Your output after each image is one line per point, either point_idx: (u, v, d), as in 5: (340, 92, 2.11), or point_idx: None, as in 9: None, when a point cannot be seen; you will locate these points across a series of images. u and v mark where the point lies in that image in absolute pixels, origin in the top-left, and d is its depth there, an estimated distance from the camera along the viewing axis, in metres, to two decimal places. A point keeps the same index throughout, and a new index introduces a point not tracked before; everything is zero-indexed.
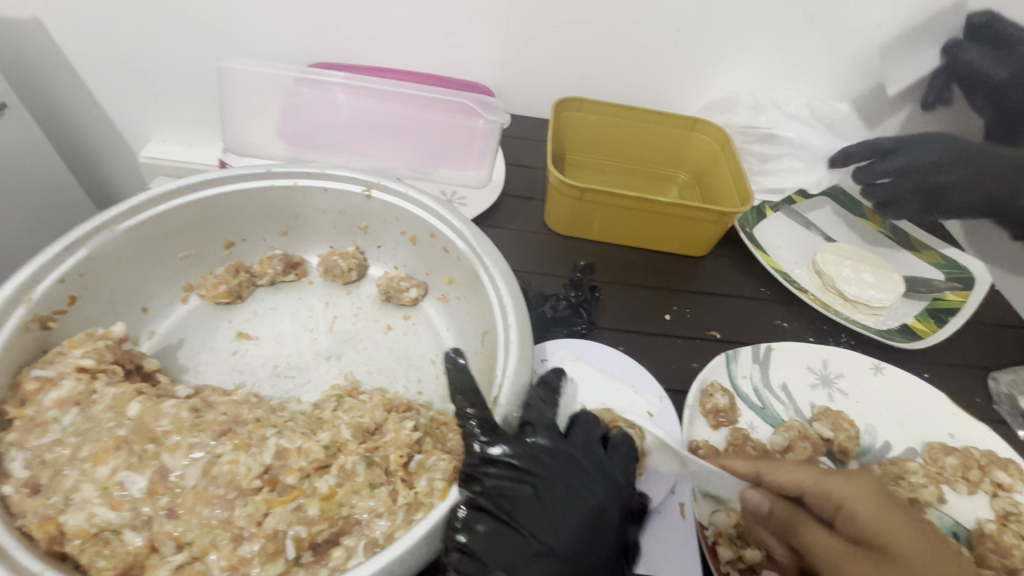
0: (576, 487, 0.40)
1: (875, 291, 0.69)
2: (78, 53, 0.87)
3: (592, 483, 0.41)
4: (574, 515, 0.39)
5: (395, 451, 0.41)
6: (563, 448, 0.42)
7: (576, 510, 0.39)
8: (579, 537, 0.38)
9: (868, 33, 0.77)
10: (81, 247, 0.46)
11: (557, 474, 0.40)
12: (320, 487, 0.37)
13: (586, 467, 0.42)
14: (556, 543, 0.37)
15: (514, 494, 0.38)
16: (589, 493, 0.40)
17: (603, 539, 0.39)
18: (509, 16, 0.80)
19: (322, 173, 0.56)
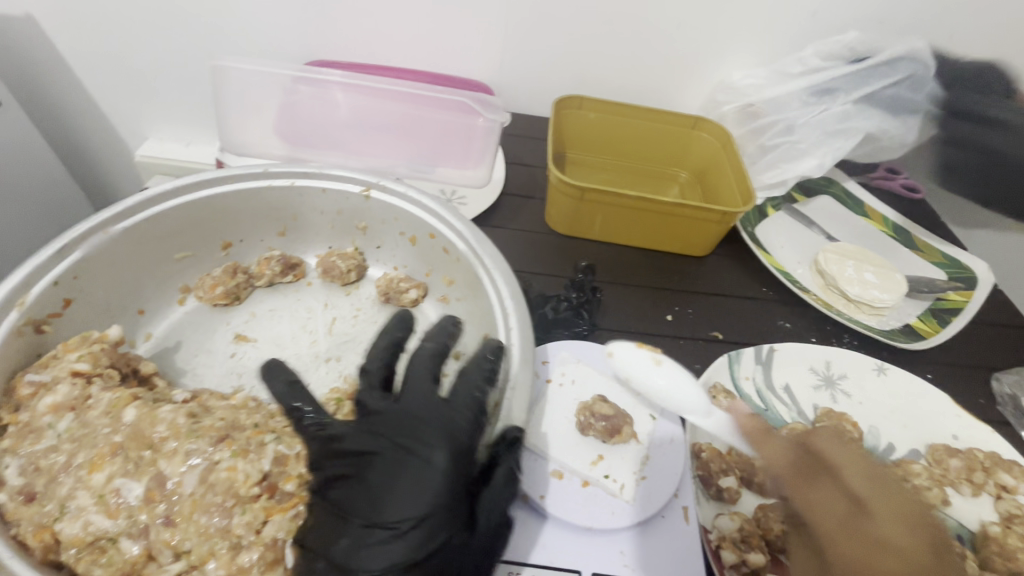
0: (396, 449, 0.36)
1: (879, 291, 0.68)
2: (73, 50, 0.86)
3: (418, 438, 0.37)
4: (396, 480, 0.35)
5: None
6: (388, 413, 0.39)
7: (400, 474, 0.35)
8: (404, 506, 0.34)
9: (870, 31, 0.77)
10: (76, 248, 0.46)
11: (385, 442, 0.37)
12: None
13: (410, 425, 0.38)
14: (378, 517, 0.34)
15: (344, 473, 0.36)
16: (413, 451, 0.36)
17: (432, 494, 0.35)
18: (510, 13, 0.79)
19: (320, 172, 0.55)
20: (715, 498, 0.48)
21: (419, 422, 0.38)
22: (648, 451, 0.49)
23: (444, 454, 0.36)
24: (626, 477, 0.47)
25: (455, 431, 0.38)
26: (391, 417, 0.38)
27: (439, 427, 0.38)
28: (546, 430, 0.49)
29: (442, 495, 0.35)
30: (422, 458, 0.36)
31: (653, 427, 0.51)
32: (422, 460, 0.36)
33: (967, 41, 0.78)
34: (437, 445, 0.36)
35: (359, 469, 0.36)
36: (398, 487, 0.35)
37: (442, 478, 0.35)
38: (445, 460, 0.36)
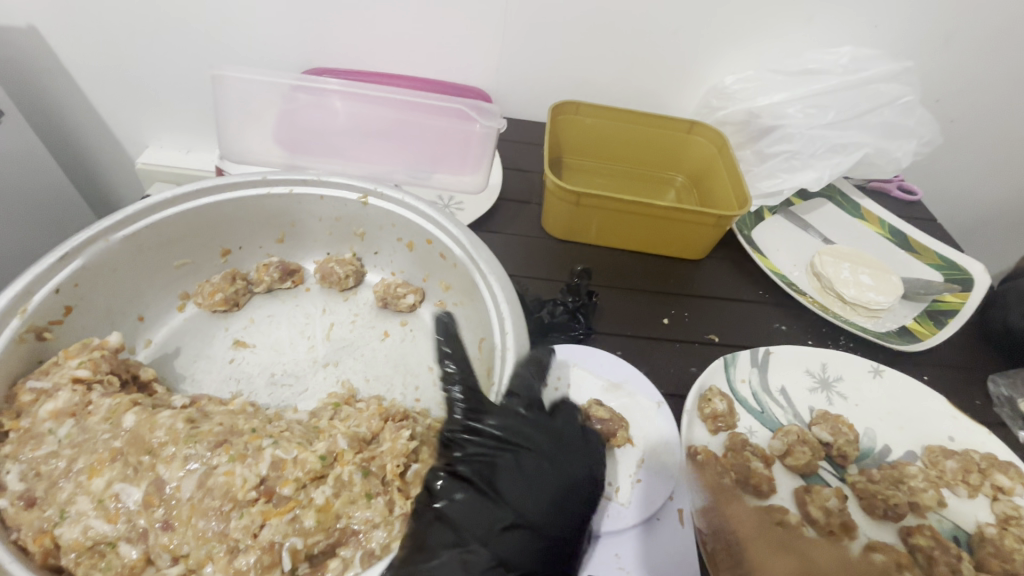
0: (554, 459, 0.42)
1: (874, 293, 0.69)
2: (75, 60, 0.87)
3: (568, 459, 0.43)
4: (553, 487, 0.41)
5: (392, 460, 0.41)
6: (546, 427, 0.44)
7: (557, 482, 0.41)
8: (553, 506, 0.40)
9: (863, 34, 0.78)
10: (77, 256, 0.46)
11: (546, 451, 0.42)
12: (316, 498, 0.37)
13: (562, 446, 0.44)
14: (533, 512, 0.39)
15: (491, 461, 0.40)
16: (567, 468, 0.42)
17: (571, 508, 0.41)
18: (505, 19, 0.80)
19: (318, 180, 0.56)
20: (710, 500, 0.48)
21: (568, 443, 0.44)
22: (642, 454, 0.49)
23: (584, 476, 0.43)
24: (621, 481, 0.47)
25: (594, 461, 0.44)
26: (547, 429, 0.44)
27: (582, 455, 0.44)
28: None
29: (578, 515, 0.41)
30: (571, 477, 0.42)
31: (648, 430, 0.51)
32: (569, 477, 0.42)
33: (961, 44, 0.78)
34: (581, 471, 0.43)
35: (510, 459, 0.41)
36: (553, 494, 0.40)
37: (581, 500, 0.42)
38: (587, 484, 0.43)
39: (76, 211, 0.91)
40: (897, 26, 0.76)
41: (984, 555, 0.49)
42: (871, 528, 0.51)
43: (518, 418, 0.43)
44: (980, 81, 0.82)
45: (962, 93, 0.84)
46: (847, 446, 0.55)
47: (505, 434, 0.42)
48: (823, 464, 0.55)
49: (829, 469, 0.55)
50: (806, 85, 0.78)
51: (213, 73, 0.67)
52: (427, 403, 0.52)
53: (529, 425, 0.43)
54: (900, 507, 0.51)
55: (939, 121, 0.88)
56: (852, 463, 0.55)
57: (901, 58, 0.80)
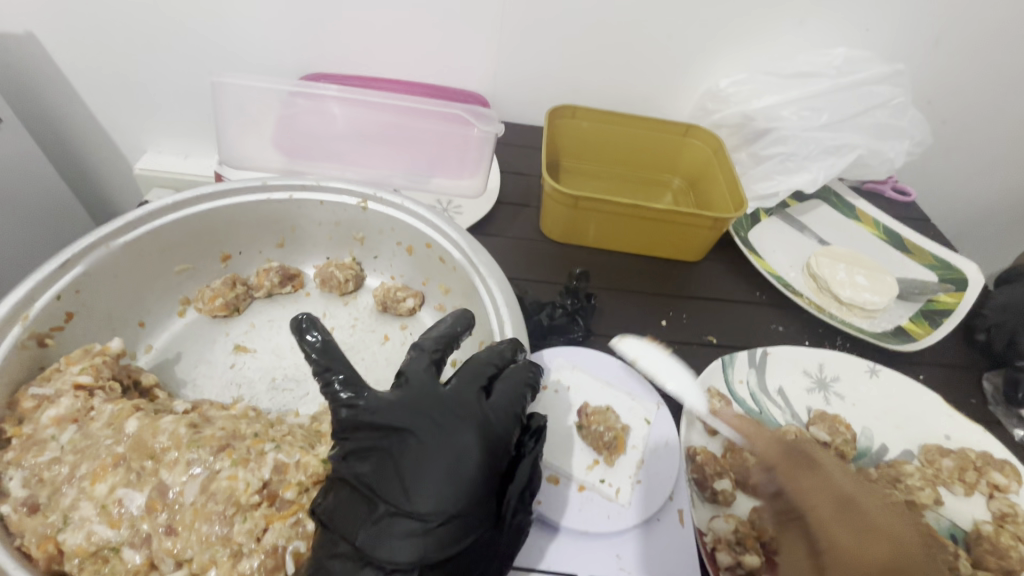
0: (438, 438, 0.36)
1: (870, 293, 0.69)
2: (73, 67, 0.87)
3: (455, 430, 0.37)
4: (438, 469, 0.35)
5: None
6: (432, 402, 0.38)
7: (440, 461, 0.35)
8: (443, 496, 0.35)
9: (856, 37, 0.79)
10: (78, 262, 0.46)
11: (427, 430, 0.37)
12: None
13: (451, 417, 0.38)
14: (414, 504, 0.35)
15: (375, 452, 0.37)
16: (452, 441, 0.36)
17: (458, 485, 0.35)
18: (502, 25, 0.81)
19: (317, 185, 0.56)
20: (710, 500, 0.49)
21: (457, 412, 0.38)
22: (643, 455, 0.49)
23: (475, 445, 0.37)
24: (622, 482, 0.47)
25: (497, 435, 0.38)
26: (431, 403, 0.38)
27: (476, 422, 0.38)
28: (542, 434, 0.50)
29: (478, 493, 0.36)
30: (461, 450, 0.36)
31: (648, 431, 0.51)
32: (457, 452, 0.36)
33: (952, 46, 0.79)
34: (471, 441, 0.37)
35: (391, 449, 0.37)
36: (437, 476, 0.35)
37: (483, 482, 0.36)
38: (487, 462, 0.37)
39: (76, 218, 0.92)
40: (888, 29, 0.78)
41: (981, 552, 0.49)
42: None
43: (393, 401, 0.38)
44: (970, 83, 0.83)
45: (953, 95, 0.85)
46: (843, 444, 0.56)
47: (388, 422, 0.37)
48: None
49: None
50: (800, 87, 0.79)
51: (211, 79, 0.68)
52: None
53: (408, 407, 0.38)
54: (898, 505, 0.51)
55: (932, 122, 0.89)
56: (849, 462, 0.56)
57: (893, 60, 0.81)
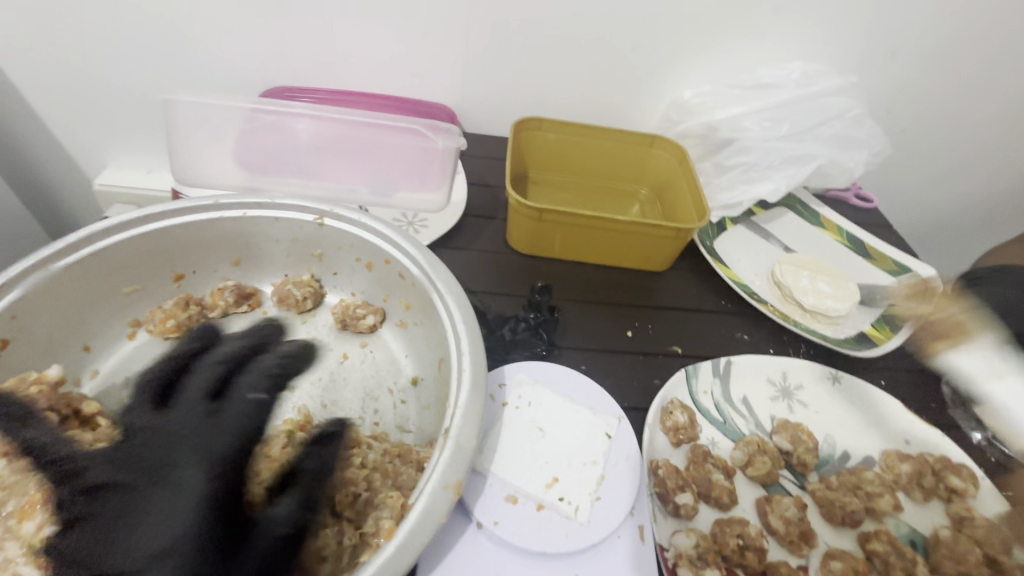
0: (180, 474, 0.36)
1: (832, 300, 0.70)
2: (28, 81, 0.86)
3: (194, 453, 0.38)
4: (164, 514, 0.34)
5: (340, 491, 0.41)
6: (184, 441, 0.38)
7: (171, 498, 0.35)
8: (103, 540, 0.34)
9: (814, 50, 0.81)
10: (15, 287, 0.44)
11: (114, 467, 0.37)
12: None
13: (186, 453, 0.38)
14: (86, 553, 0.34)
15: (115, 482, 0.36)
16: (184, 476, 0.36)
17: (183, 519, 0.34)
18: (467, 39, 0.81)
19: (273, 202, 0.55)
20: (673, 514, 0.48)
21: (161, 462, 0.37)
22: (603, 471, 0.47)
23: (201, 479, 0.36)
24: (581, 498, 0.45)
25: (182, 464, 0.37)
26: (178, 442, 0.38)
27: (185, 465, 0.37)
28: (500, 450, 0.47)
29: (204, 527, 0.34)
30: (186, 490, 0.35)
31: (609, 447, 0.49)
32: (177, 488, 0.35)
33: (907, 57, 0.81)
34: (195, 475, 0.36)
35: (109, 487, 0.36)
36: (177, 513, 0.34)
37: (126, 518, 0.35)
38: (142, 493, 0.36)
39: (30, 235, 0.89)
40: (844, 42, 0.80)
41: (940, 558, 0.50)
42: (829, 534, 0.52)
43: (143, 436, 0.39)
44: (925, 93, 0.85)
45: (910, 104, 0.87)
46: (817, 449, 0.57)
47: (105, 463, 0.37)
48: (783, 473, 0.56)
49: (790, 478, 0.56)
50: (760, 98, 0.81)
51: (166, 96, 0.67)
52: (386, 427, 0.51)
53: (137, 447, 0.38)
54: (856, 513, 0.52)
55: (891, 131, 0.91)
56: (811, 471, 0.56)
57: (850, 71, 0.82)
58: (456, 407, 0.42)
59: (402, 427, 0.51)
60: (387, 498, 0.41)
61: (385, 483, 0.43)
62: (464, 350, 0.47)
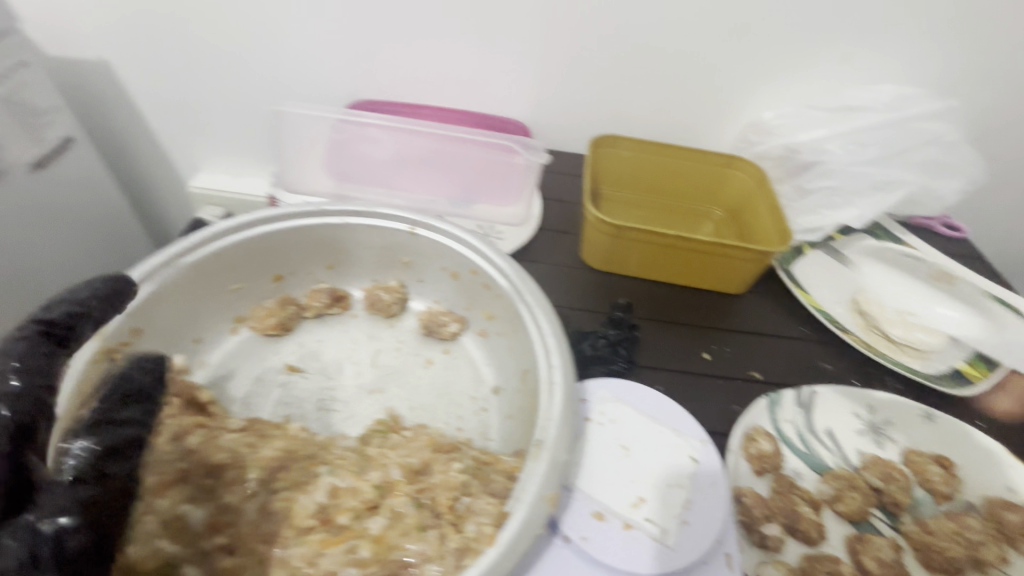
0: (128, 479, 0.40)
1: (921, 333, 0.69)
2: (139, 91, 0.94)
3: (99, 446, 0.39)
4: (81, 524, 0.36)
5: (443, 493, 0.41)
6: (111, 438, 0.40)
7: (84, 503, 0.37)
8: None
9: (904, 71, 0.78)
10: (148, 282, 0.49)
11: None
12: (371, 528, 0.40)
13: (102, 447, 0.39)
14: None
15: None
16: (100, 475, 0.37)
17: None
18: (545, 57, 0.83)
19: (370, 211, 0.58)
20: (759, 545, 0.48)
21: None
22: (689, 495, 0.46)
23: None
24: (668, 521, 0.45)
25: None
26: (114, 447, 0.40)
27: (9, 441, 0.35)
28: (586, 466, 0.47)
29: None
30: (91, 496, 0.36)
31: (694, 471, 0.48)
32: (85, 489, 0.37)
33: (1006, 81, 0.78)
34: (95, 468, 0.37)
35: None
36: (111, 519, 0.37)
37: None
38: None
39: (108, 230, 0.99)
40: (936, 65, 0.77)
41: None
42: None
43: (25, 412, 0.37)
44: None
45: (1009, 129, 0.82)
46: (936, 480, 0.55)
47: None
48: (874, 511, 0.54)
49: (881, 517, 0.54)
50: (847, 120, 0.78)
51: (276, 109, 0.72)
52: (470, 433, 0.53)
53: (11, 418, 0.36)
54: (958, 561, 0.50)
55: (986, 157, 0.86)
56: (904, 513, 0.54)
57: (943, 94, 0.79)
58: (550, 420, 0.43)
59: (485, 435, 0.52)
60: (486, 504, 0.40)
61: (484, 489, 0.42)
62: (556, 363, 0.47)
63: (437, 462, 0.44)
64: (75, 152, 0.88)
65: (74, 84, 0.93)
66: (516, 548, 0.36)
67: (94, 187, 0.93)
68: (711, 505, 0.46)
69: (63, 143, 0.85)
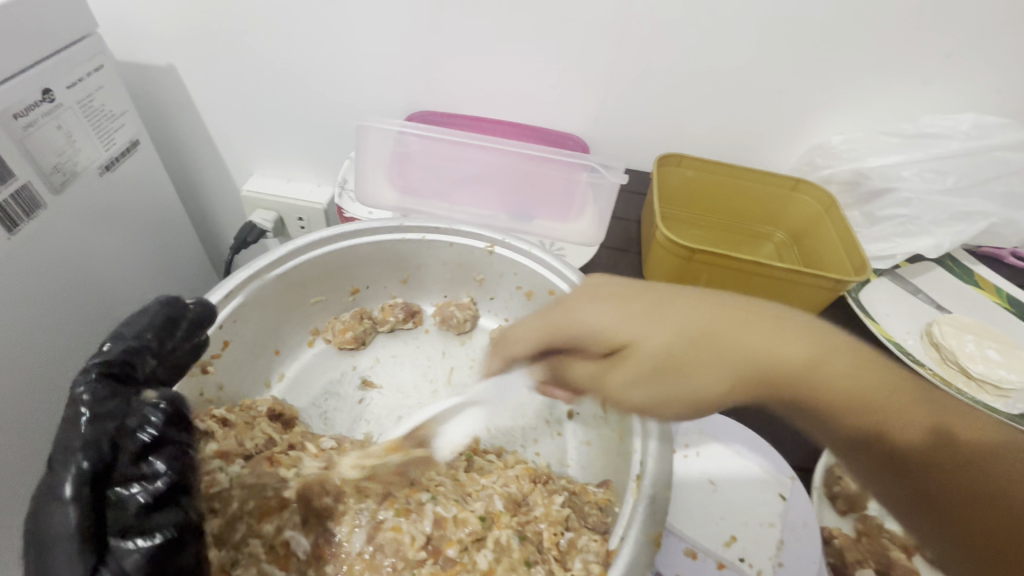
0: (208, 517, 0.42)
1: (1004, 371, 0.65)
2: (202, 96, 0.95)
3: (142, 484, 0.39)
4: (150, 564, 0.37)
5: (548, 528, 0.45)
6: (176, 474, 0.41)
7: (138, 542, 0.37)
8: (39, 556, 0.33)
9: (984, 98, 0.76)
10: (237, 294, 0.49)
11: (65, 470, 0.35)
12: (480, 561, 0.42)
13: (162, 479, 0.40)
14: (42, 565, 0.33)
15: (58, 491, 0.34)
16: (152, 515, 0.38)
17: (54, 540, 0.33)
18: (611, 74, 0.83)
19: (450, 228, 0.57)
20: None
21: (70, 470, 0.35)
22: (781, 535, 0.45)
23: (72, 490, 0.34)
24: (763, 562, 0.43)
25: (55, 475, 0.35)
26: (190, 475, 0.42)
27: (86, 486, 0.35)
28: (675, 501, 0.46)
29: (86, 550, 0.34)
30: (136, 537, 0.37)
31: (784, 509, 0.46)
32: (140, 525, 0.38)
33: None
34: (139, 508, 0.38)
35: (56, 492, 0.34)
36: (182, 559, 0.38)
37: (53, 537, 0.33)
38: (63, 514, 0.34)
39: (168, 232, 1.00)
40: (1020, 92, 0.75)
41: None
42: None
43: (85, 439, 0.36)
44: None
45: None
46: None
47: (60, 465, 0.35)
48: None
49: None
50: (923, 148, 0.77)
51: (358, 121, 0.72)
52: (546, 458, 0.53)
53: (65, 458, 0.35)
54: None
55: None
56: None
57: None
58: (647, 454, 0.43)
59: (562, 461, 0.53)
60: (591, 542, 0.43)
61: (584, 525, 0.45)
62: None
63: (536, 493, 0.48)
64: (140, 155, 0.89)
65: (139, 88, 0.94)
66: None
67: (154, 190, 0.94)
68: (806, 552, 0.44)
69: (129, 145, 0.87)
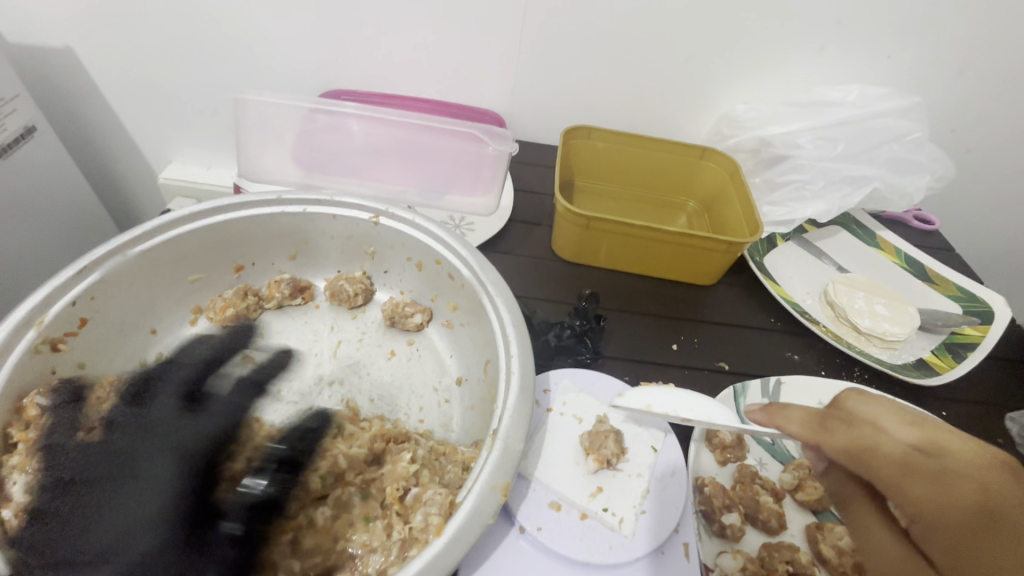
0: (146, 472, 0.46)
1: (889, 324, 0.67)
2: (106, 77, 0.92)
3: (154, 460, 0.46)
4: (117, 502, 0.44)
5: (393, 484, 0.45)
6: (159, 431, 0.49)
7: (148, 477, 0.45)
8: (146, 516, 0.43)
9: (877, 64, 0.78)
10: (94, 270, 0.51)
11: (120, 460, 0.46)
12: (318, 518, 0.45)
13: (161, 443, 0.48)
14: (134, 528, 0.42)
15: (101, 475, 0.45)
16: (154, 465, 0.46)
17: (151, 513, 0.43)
18: (522, 47, 0.82)
19: (331, 200, 0.59)
20: (718, 534, 0.47)
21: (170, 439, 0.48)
22: (648, 484, 0.49)
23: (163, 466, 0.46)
24: (625, 511, 0.47)
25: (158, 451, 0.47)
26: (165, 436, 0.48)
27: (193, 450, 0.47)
28: (544, 455, 0.50)
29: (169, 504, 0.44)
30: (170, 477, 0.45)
31: (654, 460, 0.50)
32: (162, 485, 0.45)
33: (973, 76, 0.79)
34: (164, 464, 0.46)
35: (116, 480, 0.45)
36: (103, 507, 0.43)
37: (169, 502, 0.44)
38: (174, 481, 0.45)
39: (76, 223, 0.96)
40: (909, 57, 0.77)
41: None
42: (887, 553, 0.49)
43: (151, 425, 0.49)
44: (994, 110, 0.82)
45: (977, 122, 0.84)
46: None
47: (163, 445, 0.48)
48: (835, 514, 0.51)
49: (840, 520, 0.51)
50: (819, 115, 0.79)
51: (236, 95, 0.71)
52: (430, 424, 0.54)
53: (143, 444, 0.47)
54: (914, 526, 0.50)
55: (954, 150, 0.88)
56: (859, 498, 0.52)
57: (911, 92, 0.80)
58: (504, 410, 0.44)
59: (445, 426, 0.54)
60: (436, 496, 0.43)
61: (434, 480, 0.46)
62: (514, 356, 0.48)
63: (389, 452, 0.49)
64: (38, 141, 0.85)
65: (34, 70, 0.90)
66: (464, 538, 0.37)
67: (57, 179, 0.90)
68: (669, 499, 0.48)
69: (25, 132, 0.82)
